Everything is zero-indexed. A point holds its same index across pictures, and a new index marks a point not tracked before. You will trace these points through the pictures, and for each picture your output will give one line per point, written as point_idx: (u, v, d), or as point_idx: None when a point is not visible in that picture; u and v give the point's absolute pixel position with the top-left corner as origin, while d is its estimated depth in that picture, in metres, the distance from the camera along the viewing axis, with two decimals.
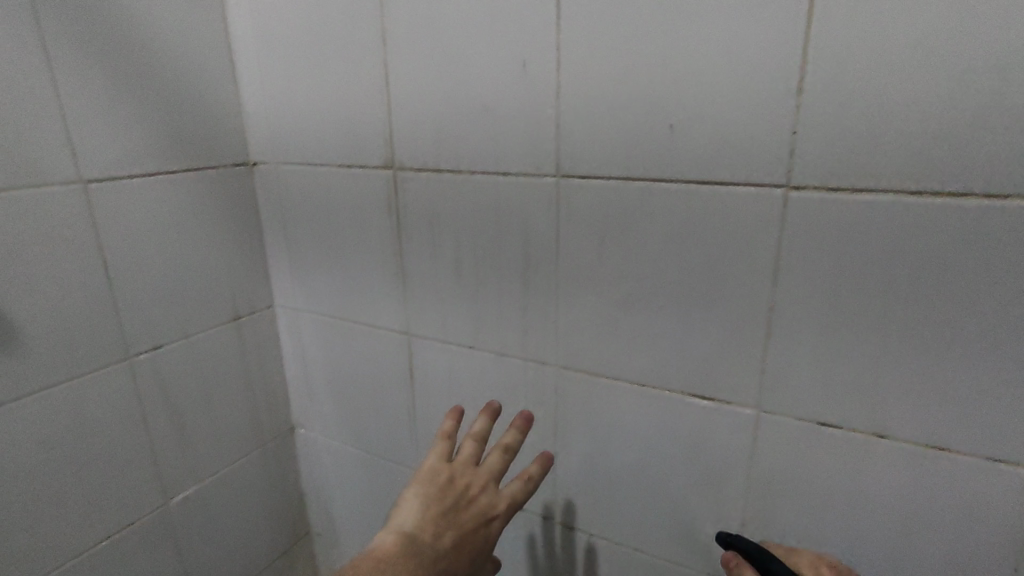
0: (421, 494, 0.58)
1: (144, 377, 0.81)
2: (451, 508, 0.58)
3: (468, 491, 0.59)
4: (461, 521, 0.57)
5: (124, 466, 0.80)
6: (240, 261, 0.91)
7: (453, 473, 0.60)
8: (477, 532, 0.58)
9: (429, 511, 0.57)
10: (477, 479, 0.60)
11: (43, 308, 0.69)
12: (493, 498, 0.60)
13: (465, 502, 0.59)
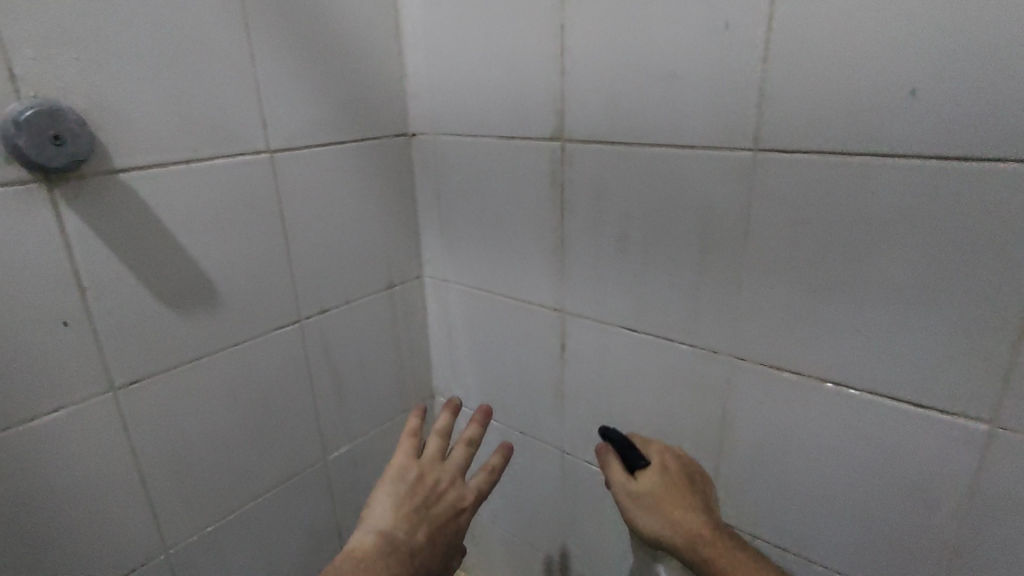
0: (392, 494, 0.58)
1: (312, 339, 0.85)
2: (423, 506, 0.58)
3: (437, 486, 0.60)
4: (432, 515, 0.58)
5: (294, 420, 0.86)
6: (397, 231, 0.93)
7: (421, 470, 0.60)
8: (449, 522, 0.59)
9: (400, 510, 0.57)
10: (443, 474, 0.61)
11: (236, 271, 0.73)
12: (462, 490, 0.61)
13: (433, 497, 0.59)
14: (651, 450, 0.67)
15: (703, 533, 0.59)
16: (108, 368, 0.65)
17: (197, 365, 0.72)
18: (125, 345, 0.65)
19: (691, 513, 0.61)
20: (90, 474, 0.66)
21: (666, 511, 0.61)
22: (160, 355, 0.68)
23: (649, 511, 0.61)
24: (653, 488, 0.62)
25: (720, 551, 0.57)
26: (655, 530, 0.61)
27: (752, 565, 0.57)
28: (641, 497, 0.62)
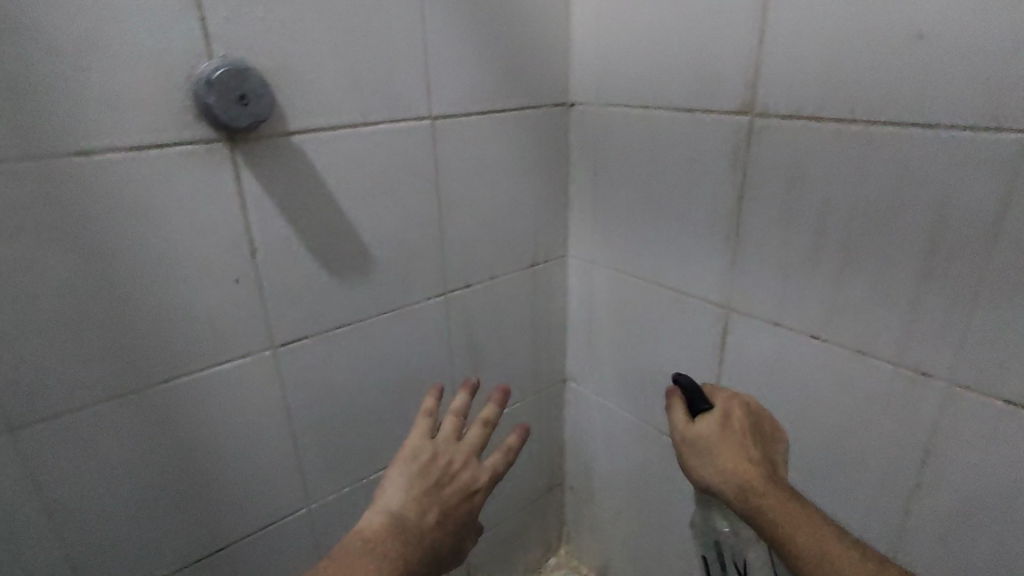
0: (404, 474, 0.54)
1: (456, 313, 0.84)
2: (435, 486, 0.54)
3: (450, 467, 0.55)
4: (444, 496, 0.54)
5: (431, 392, 0.85)
6: (546, 207, 0.89)
7: (433, 450, 0.56)
8: (462, 503, 0.54)
9: (411, 490, 0.53)
10: (459, 453, 0.56)
11: (391, 239, 0.73)
12: (478, 471, 0.57)
13: (445, 479, 0.54)
14: (715, 393, 0.60)
15: (756, 482, 0.52)
16: (271, 326, 0.66)
17: (349, 329, 0.73)
18: (288, 306, 0.67)
19: (747, 459, 0.54)
20: (248, 426, 0.68)
21: (716, 459, 0.54)
22: (318, 318, 0.69)
23: (701, 457, 0.56)
24: (707, 433, 0.56)
25: (774, 502, 0.51)
26: (707, 477, 0.55)
27: (811, 522, 0.49)
28: (695, 443, 0.57)
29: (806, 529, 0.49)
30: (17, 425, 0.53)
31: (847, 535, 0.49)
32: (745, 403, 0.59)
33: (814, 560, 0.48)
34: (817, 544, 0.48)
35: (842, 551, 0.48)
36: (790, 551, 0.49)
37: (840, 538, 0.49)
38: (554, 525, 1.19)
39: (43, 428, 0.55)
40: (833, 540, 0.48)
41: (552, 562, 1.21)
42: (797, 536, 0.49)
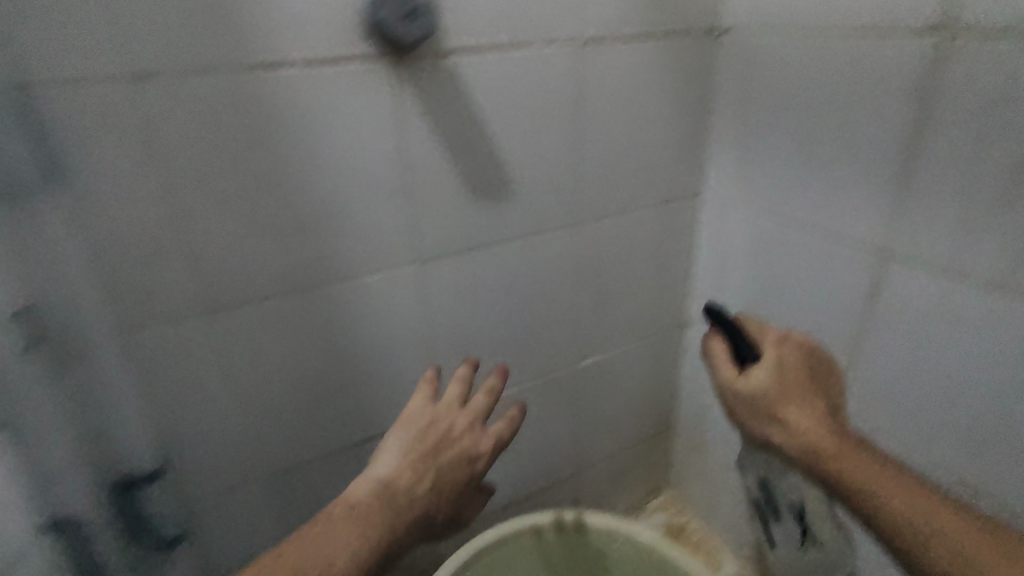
0: (400, 440, 0.55)
1: (586, 244, 0.84)
2: (430, 453, 0.55)
3: (447, 434, 0.57)
4: (437, 464, 0.55)
5: (555, 321, 0.87)
6: (685, 142, 0.86)
7: (433, 417, 0.57)
8: (455, 471, 0.56)
9: (407, 454, 0.55)
10: (458, 422, 0.58)
11: (531, 166, 0.74)
12: (474, 441, 0.58)
13: (439, 446, 0.56)
14: (763, 342, 0.58)
15: (827, 441, 0.52)
16: (418, 242, 0.70)
17: (485, 251, 0.76)
18: (435, 224, 0.70)
19: (813, 417, 0.53)
20: (393, 334, 0.73)
21: (779, 413, 0.54)
22: (459, 239, 0.73)
23: (766, 416, 0.55)
24: (769, 389, 0.54)
25: (849, 461, 0.51)
26: (771, 434, 0.55)
27: (888, 478, 0.49)
28: (749, 397, 0.55)
29: (886, 486, 0.49)
30: (218, 309, 0.61)
31: (927, 488, 0.49)
32: (798, 341, 0.58)
33: (901, 519, 0.48)
34: (900, 502, 0.48)
35: (928, 504, 0.48)
36: (875, 511, 0.49)
37: (923, 493, 0.49)
38: (659, 469, 1.20)
39: (237, 314, 0.62)
40: (917, 495, 0.48)
41: (653, 504, 1.23)
42: (879, 495, 0.49)
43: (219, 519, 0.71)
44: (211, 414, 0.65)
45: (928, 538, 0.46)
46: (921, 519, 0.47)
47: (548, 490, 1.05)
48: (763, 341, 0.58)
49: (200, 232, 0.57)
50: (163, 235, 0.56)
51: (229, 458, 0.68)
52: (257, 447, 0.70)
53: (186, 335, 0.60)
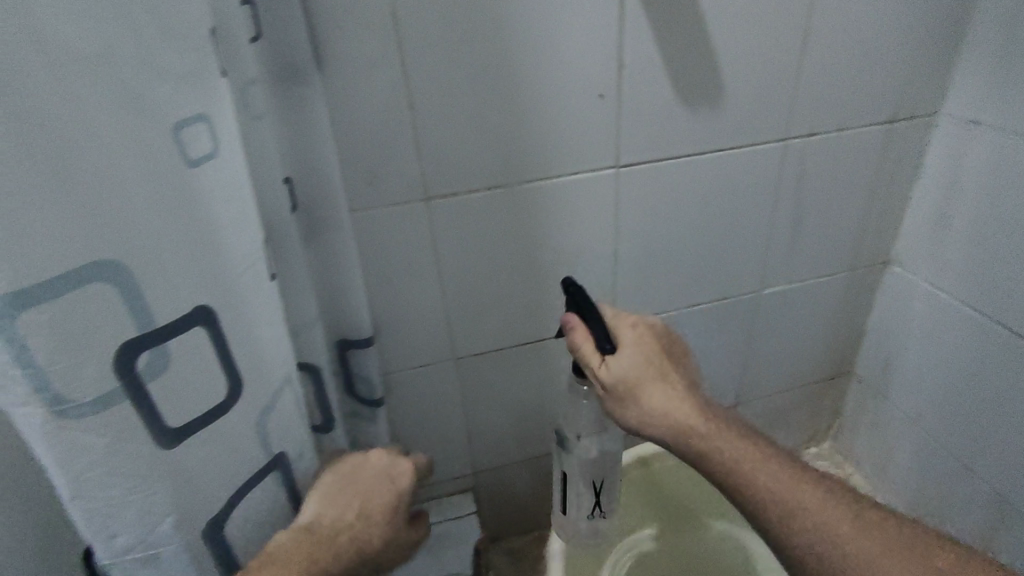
0: (318, 486, 0.54)
1: (791, 162, 0.78)
2: (348, 489, 0.54)
3: (358, 472, 0.56)
4: (357, 491, 0.54)
5: (742, 243, 0.84)
6: (929, 52, 0.75)
7: (347, 461, 0.57)
8: (376, 496, 0.55)
9: (327, 491, 0.54)
10: (371, 457, 0.57)
11: (747, 69, 0.69)
12: (389, 468, 0.57)
13: (357, 473, 0.56)
14: (620, 330, 0.56)
15: (693, 421, 0.52)
16: (618, 144, 0.70)
17: (681, 161, 0.73)
18: (637, 127, 0.69)
19: (676, 400, 0.53)
20: (579, 238, 0.75)
21: (644, 400, 0.52)
22: (660, 144, 0.71)
23: (633, 403, 0.53)
24: (631, 372, 0.53)
25: (718, 440, 0.51)
26: (640, 424, 0.53)
27: (753, 454, 0.50)
28: (613, 385, 0.53)
29: (755, 466, 0.49)
30: (426, 198, 0.67)
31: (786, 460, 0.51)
32: (635, 325, 0.57)
33: (772, 499, 0.48)
34: (769, 478, 0.49)
35: (793, 479, 0.49)
36: (744, 494, 0.49)
37: (785, 467, 0.50)
38: (827, 416, 1.13)
39: (441, 204, 0.68)
40: (782, 470, 0.49)
41: (813, 452, 1.18)
42: (746, 473, 0.49)
43: (411, 386, 0.81)
44: (414, 293, 0.73)
45: (800, 517, 0.47)
46: (791, 497, 0.48)
47: None
48: (624, 335, 0.56)
49: (417, 123, 0.63)
50: (396, 124, 0.62)
51: (422, 334, 0.76)
52: (449, 327, 0.77)
53: (399, 219, 0.67)
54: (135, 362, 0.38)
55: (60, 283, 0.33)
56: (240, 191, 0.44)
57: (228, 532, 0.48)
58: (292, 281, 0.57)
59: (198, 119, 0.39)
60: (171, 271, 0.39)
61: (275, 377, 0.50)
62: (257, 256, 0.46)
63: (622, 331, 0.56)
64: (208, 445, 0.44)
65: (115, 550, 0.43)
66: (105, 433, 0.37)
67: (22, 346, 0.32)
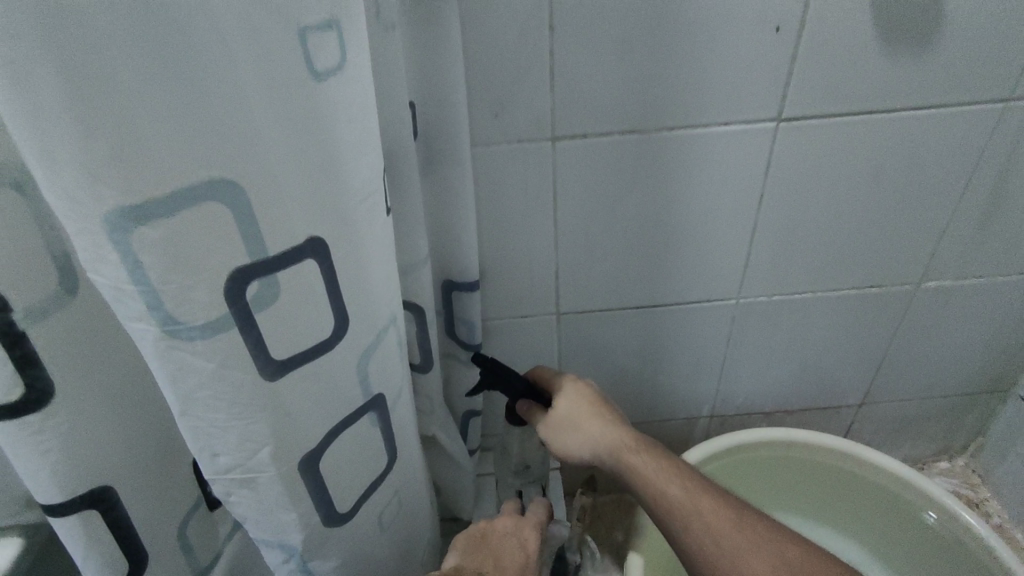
0: (457, 550, 0.53)
1: (1003, 133, 0.64)
2: (481, 547, 0.54)
3: (490, 532, 0.56)
4: (492, 551, 0.53)
5: (914, 226, 0.71)
6: None
7: (482, 526, 0.57)
8: (511, 558, 0.53)
9: (462, 555, 0.52)
10: (499, 523, 0.57)
11: (973, 9, 0.55)
12: (515, 531, 0.57)
13: (492, 535, 0.56)
14: (562, 381, 0.63)
15: (623, 440, 0.56)
16: (785, 93, 0.59)
17: (858, 121, 0.61)
18: (814, 74, 0.58)
19: (609, 428, 0.58)
20: (717, 201, 0.66)
21: (580, 428, 0.58)
22: (838, 98, 0.60)
23: (569, 429, 0.59)
24: (569, 408, 0.60)
25: (641, 457, 0.55)
26: (578, 453, 0.58)
27: (665, 472, 0.54)
28: (557, 421, 0.60)
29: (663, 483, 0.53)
30: (555, 139, 0.61)
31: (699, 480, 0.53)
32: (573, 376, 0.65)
33: (677, 508, 0.51)
34: (679, 492, 0.52)
35: (700, 494, 0.52)
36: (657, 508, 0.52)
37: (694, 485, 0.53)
38: (966, 434, 0.99)
39: (570, 147, 0.61)
40: (694, 487, 0.52)
41: (941, 466, 1.03)
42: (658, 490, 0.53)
43: (510, 338, 0.78)
44: (527, 240, 0.68)
45: (693, 529, 0.50)
46: (692, 509, 0.51)
47: (824, 412, 0.94)
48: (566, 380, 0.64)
49: (556, 53, 0.56)
50: (531, 53, 0.55)
51: (528, 287, 0.72)
52: (556, 282, 0.72)
53: (522, 160, 0.62)
54: (246, 290, 0.36)
55: (176, 201, 0.31)
56: (363, 113, 0.40)
57: (323, 467, 0.48)
58: (406, 215, 0.54)
59: (330, 25, 0.35)
60: (289, 197, 0.36)
61: (382, 318, 0.48)
62: (374, 186, 0.43)
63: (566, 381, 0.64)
64: (310, 381, 0.43)
65: (217, 467, 0.42)
66: (212, 359, 0.36)
67: (136, 263, 0.31)
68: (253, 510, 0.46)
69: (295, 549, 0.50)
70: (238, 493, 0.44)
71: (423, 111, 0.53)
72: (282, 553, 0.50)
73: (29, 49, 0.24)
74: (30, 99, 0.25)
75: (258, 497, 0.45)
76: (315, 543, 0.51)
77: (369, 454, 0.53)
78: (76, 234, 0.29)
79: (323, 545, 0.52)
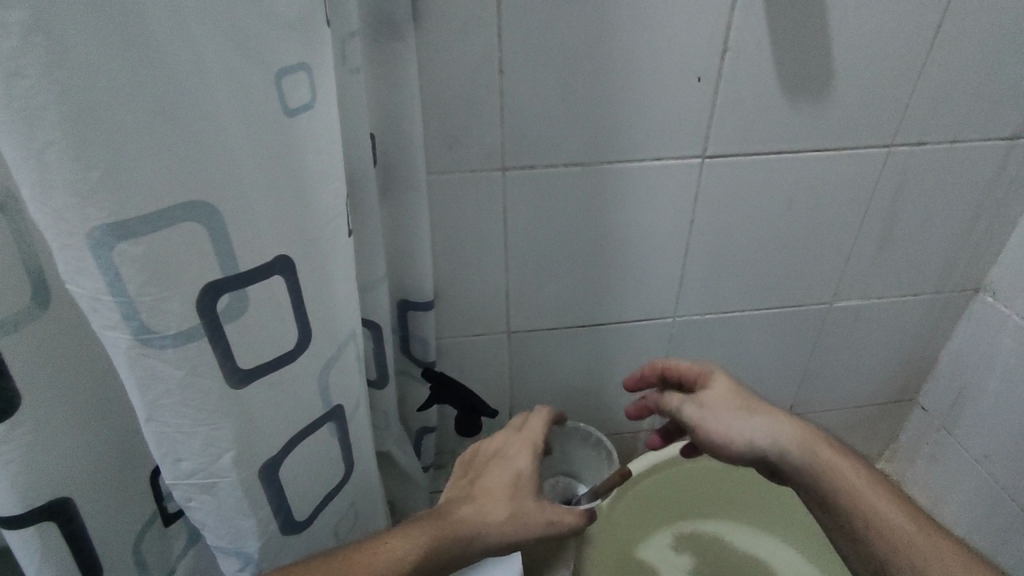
0: (450, 483, 0.57)
1: (892, 171, 0.73)
2: (471, 474, 0.56)
3: (482, 458, 0.57)
4: (477, 477, 0.55)
5: (823, 252, 0.79)
6: None
7: (474, 453, 0.59)
8: (496, 477, 0.54)
9: (454, 485, 0.56)
10: (494, 442, 0.59)
11: (859, 65, 0.65)
12: (506, 449, 0.57)
13: (486, 457, 0.57)
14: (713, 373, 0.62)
15: (808, 437, 0.54)
16: (708, 133, 0.67)
17: (771, 158, 0.70)
18: (729, 115, 0.66)
19: (786, 421, 0.55)
20: (651, 226, 0.73)
21: (754, 416, 0.56)
22: (751, 137, 0.68)
23: (741, 415, 0.56)
24: (731, 398, 0.58)
25: (834, 461, 0.53)
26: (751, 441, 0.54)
27: (866, 485, 0.52)
28: (724, 403, 0.58)
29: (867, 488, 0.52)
30: (503, 169, 0.66)
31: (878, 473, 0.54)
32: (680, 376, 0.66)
33: (879, 531, 0.50)
34: (887, 513, 0.50)
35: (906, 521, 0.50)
36: (857, 515, 0.51)
37: (881, 483, 0.53)
38: (880, 441, 1.08)
39: (517, 176, 0.67)
40: (896, 511, 0.50)
41: None
42: (859, 488, 0.52)
43: (462, 355, 0.81)
44: (479, 261, 0.72)
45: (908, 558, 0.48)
46: (898, 536, 0.49)
47: None
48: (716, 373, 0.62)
49: (504, 90, 0.61)
50: (482, 90, 0.61)
51: (479, 305, 0.76)
52: (507, 300, 0.77)
53: (472, 186, 0.67)
54: (214, 304, 0.38)
55: (155, 219, 0.34)
56: (330, 143, 0.44)
57: (282, 475, 0.50)
58: (364, 237, 0.57)
59: (301, 67, 0.39)
60: (259, 217, 0.39)
61: (341, 333, 0.51)
62: (339, 211, 0.47)
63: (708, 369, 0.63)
64: (272, 389, 0.45)
65: (179, 473, 0.43)
66: (181, 367, 0.38)
67: (115, 276, 0.33)
68: (212, 518, 0.47)
69: (251, 556, 0.51)
70: (198, 499, 0.45)
71: (380, 141, 0.57)
72: (238, 562, 0.51)
73: (31, 85, 0.28)
74: (29, 127, 0.28)
75: (217, 504, 0.46)
76: (271, 552, 0.53)
77: (326, 463, 0.55)
78: (59, 247, 0.32)
79: (279, 553, 0.54)
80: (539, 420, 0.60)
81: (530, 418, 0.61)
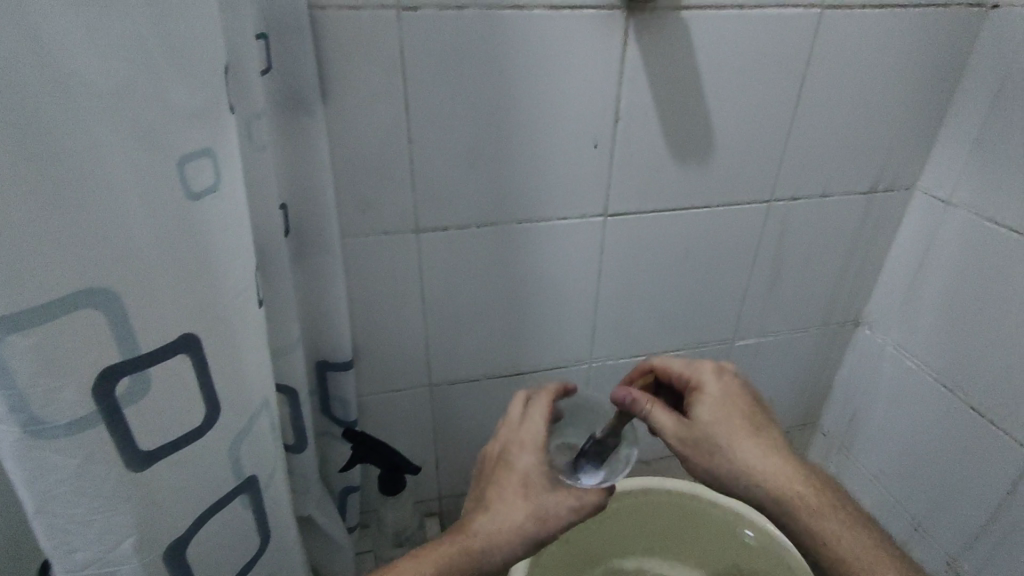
0: (471, 491, 0.58)
1: (773, 222, 0.81)
2: (485, 478, 0.57)
3: (493, 457, 0.57)
4: (490, 478, 0.56)
5: (720, 296, 0.86)
6: (912, 128, 0.79)
7: (484, 452, 0.59)
8: (506, 479, 0.54)
9: (475, 491, 0.57)
10: (499, 438, 0.58)
11: (735, 131, 0.72)
12: (511, 443, 0.57)
13: (495, 454, 0.57)
14: (702, 376, 0.61)
15: (782, 471, 0.55)
16: (609, 193, 0.72)
17: (667, 215, 0.76)
18: (627, 176, 0.72)
19: (762, 453, 0.55)
20: (563, 278, 0.77)
21: (736, 451, 0.55)
22: (647, 196, 0.74)
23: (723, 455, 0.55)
24: (718, 424, 0.57)
25: (801, 492, 0.54)
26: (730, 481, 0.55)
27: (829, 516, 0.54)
28: (706, 433, 0.56)
29: (834, 520, 0.54)
30: (418, 230, 0.68)
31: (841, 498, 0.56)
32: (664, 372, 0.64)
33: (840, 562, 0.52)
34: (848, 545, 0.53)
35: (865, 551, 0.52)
36: (818, 546, 0.53)
37: (840, 508, 0.55)
38: None
39: (432, 237, 0.69)
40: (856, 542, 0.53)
41: None
42: (821, 518, 0.54)
43: (384, 410, 0.81)
44: (398, 318, 0.74)
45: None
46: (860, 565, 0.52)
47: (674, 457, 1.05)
48: (709, 380, 0.60)
49: (415, 158, 0.64)
50: (393, 158, 0.64)
51: (400, 360, 0.77)
52: (428, 354, 0.78)
53: (389, 248, 0.69)
54: (114, 389, 0.38)
55: (48, 309, 0.33)
56: (236, 220, 0.45)
57: (189, 555, 0.48)
58: (277, 303, 0.58)
59: (205, 152, 0.41)
60: (161, 299, 0.40)
61: (253, 404, 0.51)
62: (245, 286, 0.47)
63: (701, 381, 0.61)
64: (178, 468, 0.45)
65: (74, 564, 0.42)
66: (76, 455, 0.37)
67: (4, 369, 0.33)
68: None
69: None
70: None
71: (292, 209, 0.58)
72: None
73: None
74: None
75: None
76: None
77: (240, 535, 0.54)
78: None
79: None
80: (536, 408, 0.59)
81: (526, 405, 0.60)
